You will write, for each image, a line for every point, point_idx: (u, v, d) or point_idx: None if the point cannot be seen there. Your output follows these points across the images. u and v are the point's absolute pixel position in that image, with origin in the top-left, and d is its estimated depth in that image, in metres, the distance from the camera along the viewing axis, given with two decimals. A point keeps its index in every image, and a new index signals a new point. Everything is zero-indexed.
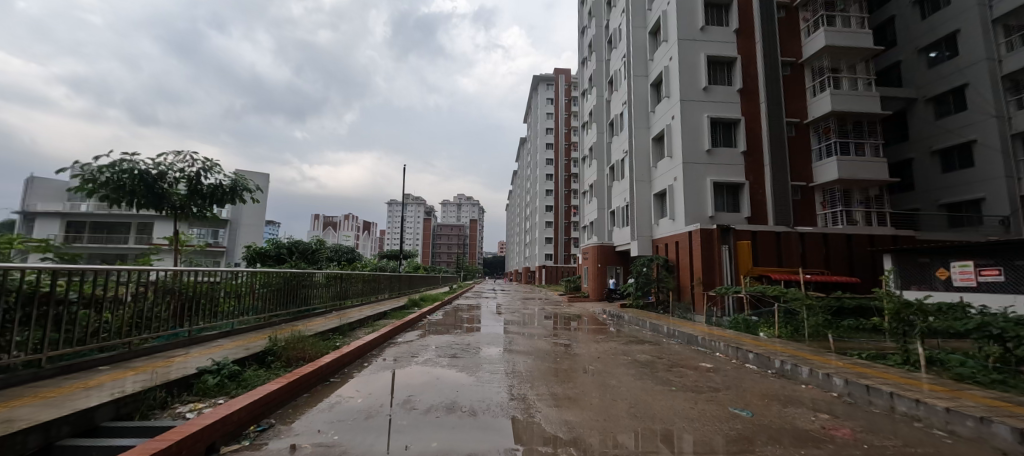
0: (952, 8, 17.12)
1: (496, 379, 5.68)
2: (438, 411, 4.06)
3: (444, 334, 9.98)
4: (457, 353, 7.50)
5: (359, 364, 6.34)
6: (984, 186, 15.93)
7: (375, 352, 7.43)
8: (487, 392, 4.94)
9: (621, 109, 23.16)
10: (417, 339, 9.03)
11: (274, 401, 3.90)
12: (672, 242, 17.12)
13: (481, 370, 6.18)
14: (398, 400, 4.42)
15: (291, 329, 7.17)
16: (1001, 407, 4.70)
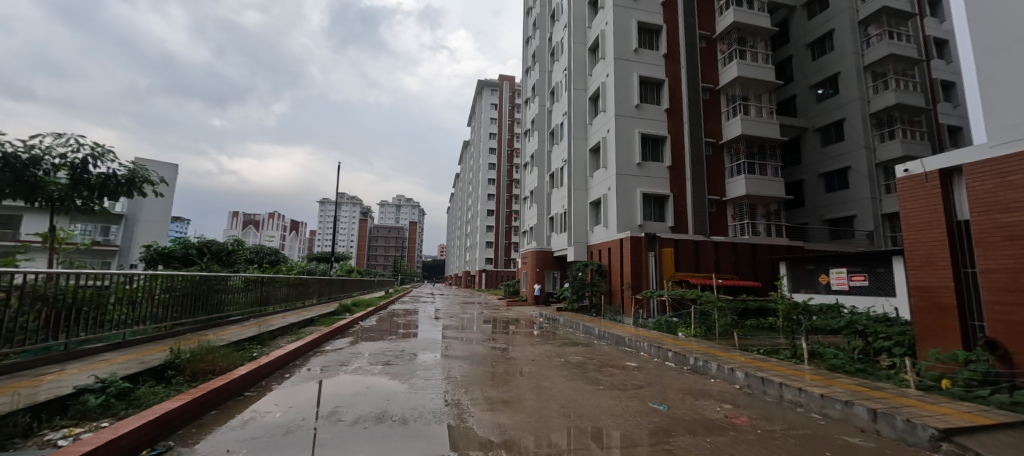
0: (834, 53, 20.10)
1: (431, 385, 5.65)
2: (366, 422, 3.98)
3: (378, 341, 9.67)
4: (391, 360, 7.34)
5: (280, 375, 5.95)
6: (855, 205, 18.87)
7: (299, 361, 7.03)
8: (421, 399, 4.91)
9: (561, 120, 24.07)
10: (347, 347, 8.63)
11: (175, 420, 3.57)
12: (604, 249, 18.06)
13: (415, 377, 6.10)
14: (324, 412, 4.25)
15: (198, 340, 6.52)
16: (861, 391, 5.63)
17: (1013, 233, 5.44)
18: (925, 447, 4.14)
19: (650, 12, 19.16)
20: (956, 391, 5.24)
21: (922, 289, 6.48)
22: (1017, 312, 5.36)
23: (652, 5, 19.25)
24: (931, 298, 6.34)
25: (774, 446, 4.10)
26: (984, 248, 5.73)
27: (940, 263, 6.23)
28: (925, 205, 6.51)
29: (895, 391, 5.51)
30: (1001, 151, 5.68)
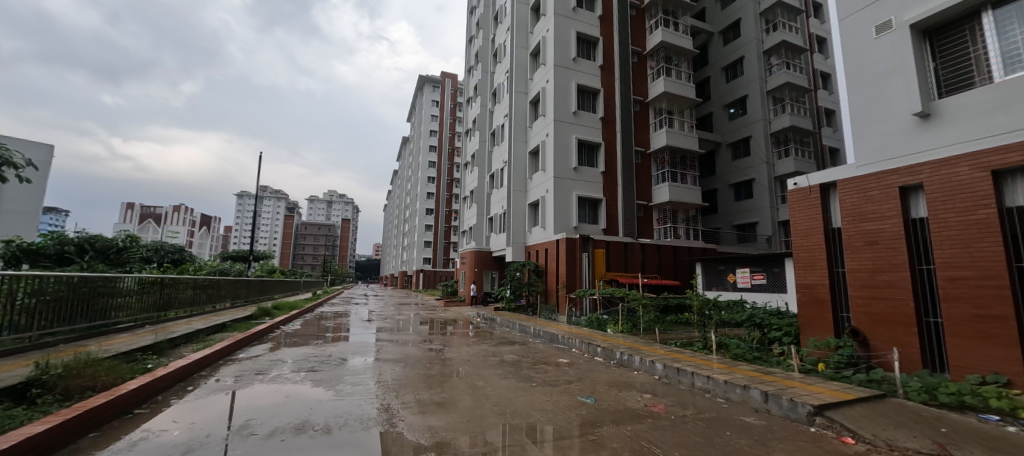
0: (744, 77, 22.54)
1: (359, 390, 5.48)
2: (284, 434, 3.78)
3: (302, 346, 9.10)
4: (316, 367, 6.97)
5: (180, 389, 5.38)
6: (758, 213, 21.30)
7: (205, 372, 6.38)
8: (349, 406, 4.75)
9: (503, 122, 24.31)
10: (266, 354, 8.01)
11: (40, 447, 3.12)
12: (541, 249, 18.56)
13: (342, 383, 5.87)
14: (235, 426, 3.96)
15: (74, 351, 5.68)
16: (756, 376, 6.43)
17: (872, 239, 6.54)
18: (804, 422, 4.85)
19: (589, 24, 20.09)
20: (829, 372, 6.19)
21: (805, 286, 7.53)
22: (873, 304, 6.47)
23: (591, 18, 20.20)
24: (812, 293, 7.40)
25: (684, 430, 4.55)
26: (851, 251, 6.82)
27: (819, 263, 7.30)
28: (808, 214, 7.57)
29: (782, 375, 6.37)
30: (864, 171, 6.80)
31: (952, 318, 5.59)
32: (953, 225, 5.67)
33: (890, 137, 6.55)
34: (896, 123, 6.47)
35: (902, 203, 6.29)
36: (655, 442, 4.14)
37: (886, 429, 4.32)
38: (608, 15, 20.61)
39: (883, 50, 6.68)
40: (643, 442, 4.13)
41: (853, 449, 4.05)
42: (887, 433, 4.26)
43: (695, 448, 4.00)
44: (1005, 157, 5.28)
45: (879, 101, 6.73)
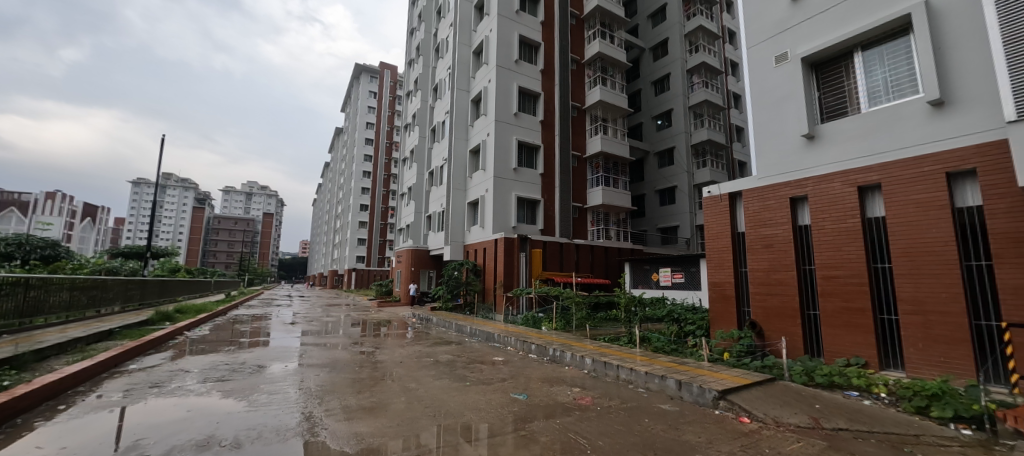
0: (670, 92, 24.42)
1: (277, 399, 5.14)
2: (185, 452, 3.45)
3: (210, 354, 8.28)
4: (226, 376, 6.40)
5: (48, 409, 4.65)
6: (679, 217, 23.17)
7: (83, 388, 5.57)
8: (265, 416, 4.45)
9: (443, 118, 23.97)
10: (164, 365, 7.18)
11: None
12: (480, 248, 18.60)
13: (258, 392, 5.46)
14: (122, 448, 3.53)
15: None
16: (672, 366, 7.04)
17: (768, 243, 7.48)
18: (711, 406, 5.41)
19: (531, 28, 20.51)
20: (732, 360, 6.99)
21: (714, 284, 8.37)
22: (767, 299, 7.40)
23: (533, 22, 20.63)
24: (720, 290, 8.25)
25: (607, 420, 4.87)
26: (751, 253, 7.73)
27: (726, 263, 8.17)
28: (718, 219, 8.43)
29: (694, 364, 7.05)
30: (765, 182, 7.72)
31: (827, 311, 6.58)
32: (830, 231, 6.68)
33: (785, 154, 7.49)
34: (790, 142, 7.43)
35: (792, 211, 7.27)
36: (581, 433, 4.39)
37: (775, 409, 4.97)
38: (550, 21, 21.21)
39: (782, 77, 7.62)
40: (570, 433, 4.36)
41: (748, 427, 4.62)
42: (775, 412, 4.91)
43: (617, 436, 4.31)
44: (868, 175, 6.36)
45: (777, 122, 7.66)
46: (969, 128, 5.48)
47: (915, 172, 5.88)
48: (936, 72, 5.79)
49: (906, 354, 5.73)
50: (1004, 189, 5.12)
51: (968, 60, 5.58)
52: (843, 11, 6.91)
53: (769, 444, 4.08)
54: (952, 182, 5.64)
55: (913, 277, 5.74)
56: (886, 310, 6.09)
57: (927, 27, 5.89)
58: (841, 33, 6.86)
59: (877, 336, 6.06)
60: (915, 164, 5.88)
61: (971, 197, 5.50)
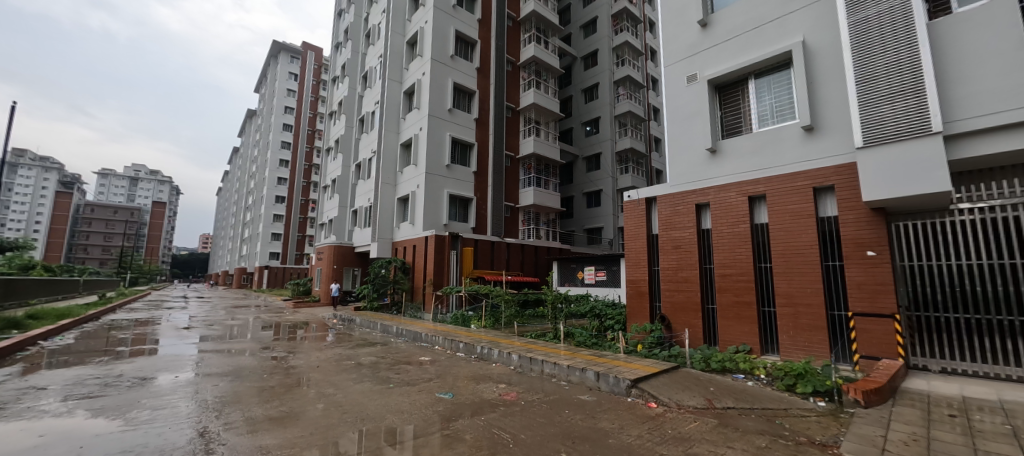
0: (598, 101, 25.80)
1: (163, 415, 4.56)
2: None
3: (75, 367, 7.03)
4: (97, 392, 5.51)
5: None
6: (604, 219, 24.56)
7: None
8: (146, 436, 3.92)
9: (373, 109, 22.84)
10: (8, 383, 5.96)
11: None
12: (409, 246, 18.05)
13: (139, 409, 4.79)
14: None
15: None
16: (592, 359, 7.46)
17: (676, 244, 8.28)
18: (624, 393, 5.84)
19: (467, 24, 20.35)
20: (644, 351, 7.61)
21: (631, 281, 9.02)
22: (675, 295, 8.17)
23: (470, 19, 20.49)
24: (636, 287, 8.91)
25: (530, 413, 5.05)
26: (663, 253, 8.48)
27: (641, 262, 8.86)
28: (636, 222, 9.10)
29: (611, 356, 7.56)
30: (676, 190, 8.48)
31: (722, 304, 7.46)
32: (726, 234, 7.58)
33: (693, 165, 8.29)
34: (697, 155, 8.24)
35: (697, 216, 8.11)
36: (504, 428, 4.50)
37: (677, 393, 5.53)
38: (486, 20, 21.24)
39: (692, 95, 8.39)
40: (494, 429, 4.45)
41: (655, 411, 5.09)
42: (677, 396, 5.46)
43: (538, 428, 4.49)
44: (756, 187, 7.33)
45: (687, 135, 8.43)
46: (832, 151, 6.53)
47: (792, 185, 6.88)
48: (809, 102, 6.84)
49: (780, 340, 6.72)
50: (853, 203, 6.22)
51: (832, 94, 6.66)
52: (742, 42, 7.82)
53: (672, 425, 4.53)
54: (818, 195, 6.72)
55: (787, 275, 6.75)
56: (766, 303, 7.07)
57: (804, 63, 6.92)
58: (740, 60, 7.77)
59: (759, 325, 7.02)
60: (792, 179, 6.88)
61: (830, 208, 6.60)
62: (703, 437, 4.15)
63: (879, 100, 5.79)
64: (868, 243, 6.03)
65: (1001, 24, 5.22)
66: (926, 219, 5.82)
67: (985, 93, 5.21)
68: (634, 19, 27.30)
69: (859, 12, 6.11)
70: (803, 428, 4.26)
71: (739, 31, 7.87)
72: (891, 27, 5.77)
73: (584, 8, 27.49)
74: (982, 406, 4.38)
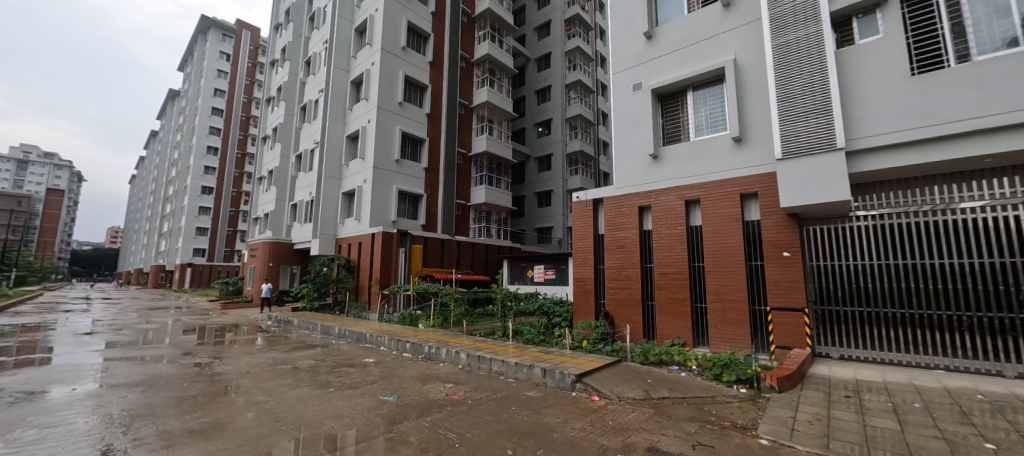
0: (550, 102, 26.30)
1: (57, 434, 4.01)
2: None
3: None
4: None
5: None
6: (554, 219, 25.09)
7: None
8: None
9: (316, 98, 21.58)
10: None
11: None
12: (354, 243, 17.30)
13: (25, 428, 4.18)
14: None
15: None
16: (540, 356, 7.59)
17: (620, 244, 8.66)
18: (570, 388, 6.01)
19: (420, 16, 19.83)
20: (589, 347, 7.88)
21: (577, 280, 9.29)
22: (618, 292, 8.54)
23: (423, 11, 19.99)
24: (582, 285, 9.18)
25: (477, 412, 5.04)
26: (608, 252, 8.84)
27: (588, 261, 9.16)
28: (583, 222, 9.39)
29: (558, 352, 7.74)
30: (621, 192, 8.85)
31: (660, 301, 7.92)
32: (665, 235, 8.04)
33: (637, 169, 8.70)
34: (641, 160, 8.65)
35: (640, 217, 8.52)
36: (451, 427, 4.47)
37: (618, 385, 5.79)
38: (440, 13, 20.84)
39: (637, 103, 8.79)
40: (440, 430, 4.39)
41: (597, 404, 5.29)
42: (618, 388, 5.72)
43: (485, 426, 4.51)
44: (692, 191, 7.85)
45: (632, 141, 8.82)
46: (757, 161, 7.14)
47: (723, 190, 7.44)
48: (739, 115, 7.42)
49: (710, 333, 7.27)
50: (774, 208, 6.85)
51: (759, 109, 7.28)
52: (683, 55, 8.32)
53: (612, 416, 4.73)
54: (744, 201, 7.33)
55: (717, 273, 7.30)
56: (699, 299, 7.60)
57: (735, 79, 7.50)
58: (681, 73, 8.26)
59: (692, 320, 7.54)
60: (724, 185, 7.44)
61: (754, 213, 7.22)
62: (640, 426, 4.38)
63: (797, 117, 6.41)
64: (785, 245, 6.68)
65: (894, 56, 5.97)
66: (833, 224, 6.56)
67: (880, 115, 5.94)
68: (585, 26, 28.14)
69: (781, 36, 6.73)
70: (727, 413, 4.63)
71: (681, 45, 8.36)
72: (807, 52, 6.42)
73: (538, 11, 27.87)
74: (871, 387, 5.02)
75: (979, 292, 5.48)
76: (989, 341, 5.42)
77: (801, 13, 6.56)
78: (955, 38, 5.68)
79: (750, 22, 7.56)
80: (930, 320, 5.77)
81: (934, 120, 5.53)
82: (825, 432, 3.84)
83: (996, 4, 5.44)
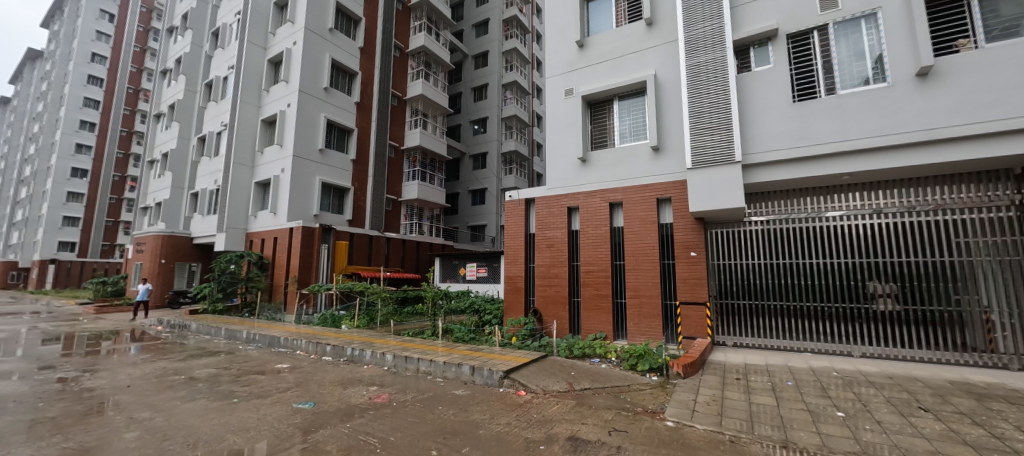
0: (486, 101, 26.32)
1: None
2: None
3: None
4: None
5: None
6: (487, 217, 25.18)
7: None
8: None
9: (226, 75, 19.34)
10: None
11: None
12: (268, 238, 15.82)
13: None
14: None
15: None
16: (468, 354, 7.58)
17: (550, 243, 8.95)
18: (497, 384, 6.07)
19: None
20: (518, 342, 8.03)
21: (508, 278, 9.41)
22: (547, 289, 8.83)
23: None
24: (513, 282, 9.34)
25: (401, 414, 4.89)
26: (538, 251, 9.09)
27: (518, 259, 9.33)
28: (515, 221, 9.54)
29: (488, 349, 7.77)
30: (551, 193, 9.14)
31: (585, 297, 8.33)
32: (591, 235, 8.47)
33: (566, 172, 9.05)
34: (570, 162, 9.00)
35: (568, 217, 8.87)
36: (372, 432, 4.29)
37: (543, 379, 5.98)
38: None
39: (568, 108, 9.14)
40: (360, 436, 4.19)
41: (523, 398, 5.42)
42: (543, 382, 5.91)
43: (410, 428, 4.39)
44: (616, 194, 8.34)
45: (562, 144, 9.15)
46: (672, 170, 7.79)
47: (642, 195, 8.02)
48: (657, 126, 8.03)
49: (628, 327, 7.80)
50: (685, 212, 7.53)
51: (674, 121, 7.94)
52: (611, 66, 8.81)
53: (537, 410, 4.87)
54: (660, 205, 7.96)
55: (636, 271, 7.86)
56: (619, 295, 8.12)
57: (655, 93, 8.10)
58: (608, 83, 8.73)
59: (613, 315, 8.04)
60: (643, 190, 8.02)
61: (668, 216, 7.88)
62: (563, 417, 4.56)
63: (705, 131, 7.12)
64: (692, 246, 7.38)
65: (781, 83, 6.86)
66: (731, 227, 7.41)
67: (769, 135, 6.81)
68: (522, 28, 28.57)
69: (694, 57, 7.40)
70: (640, 399, 5.01)
71: (609, 56, 8.84)
72: (715, 74, 7.15)
73: (476, 8, 27.68)
74: (756, 369, 5.74)
75: (835, 285, 6.55)
76: (842, 327, 6.50)
77: (710, 38, 7.27)
78: (826, 72, 6.66)
79: (668, 40, 8.20)
80: (801, 311, 6.76)
81: (809, 141, 6.47)
82: (719, 411, 4.32)
83: (856, 47, 6.45)
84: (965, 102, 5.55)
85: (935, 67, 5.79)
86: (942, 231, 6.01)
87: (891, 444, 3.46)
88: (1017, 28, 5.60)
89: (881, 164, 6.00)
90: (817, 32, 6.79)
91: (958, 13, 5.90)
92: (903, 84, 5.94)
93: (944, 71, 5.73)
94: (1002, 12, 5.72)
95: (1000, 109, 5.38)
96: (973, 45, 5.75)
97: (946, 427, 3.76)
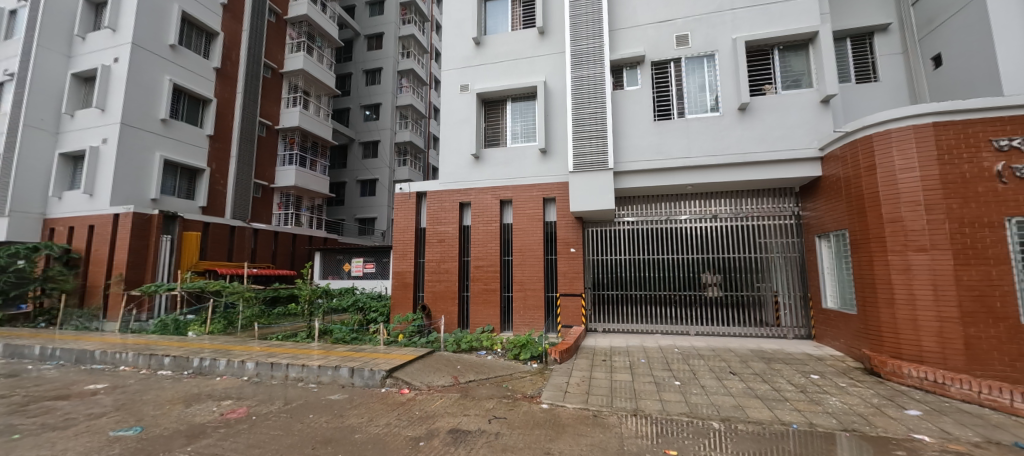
0: (379, 86, 24.78)
1: None
2: None
3: None
4: None
5: None
6: (377, 210, 23.75)
7: None
8: None
9: (16, 9, 14.65)
10: None
11: None
12: (81, 226, 12.51)
13: None
14: None
15: None
16: (347, 355, 7.07)
17: (441, 238, 8.87)
18: (379, 385, 5.79)
19: None
20: (404, 340, 7.75)
21: (396, 274, 9.04)
22: (437, 284, 8.73)
23: None
24: (401, 278, 9.02)
25: (261, 428, 4.35)
26: (428, 246, 8.92)
27: (408, 254, 9.04)
28: (405, 215, 9.22)
29: (370, 349, 7.36)
30: (443, 188, 9.05)
31: (474, 292, 8.47)
32: (481, 231, 8.64)
33: (459, 167, 9.03)
34: (462, 158, 9.01)
35: (459, 213, 8.89)
36: (222, 452, 3.74)
37: (428, 376, 5.91)
38: None
39: (463, 103, 9.15)
40: None
41: (406, 396, 5.29)
42: (427, 378, 5.84)
43: (271, 443, 3.94)
44: (505, 192, 8.64)
45: (456, 140, 9.11)
46: (556, 172, 8.37)
47: (529, 194, 8.46)
48: (545, 130, 8.51)
49: (513, 319, 8.18)
50: (566, 212, 8.17)
51: (560, 127, 8.51)
52: (505, 68, 9.06)
53: (419, 406, 4.81)
54: (545, 204, 8.49)
55: (522, 266, 8.27)
56: (507, 288, 8.44)
57: (544, 99, 8.57)
58: (502, 84, 8.96)
59: (500, 309, 8.33)
60: (530, 190, 8.46)
61: (552, 214, 8.44)
62: (445, 411, 4.57)
63: (584, 139, 7.81)
64: (572, 243, 8.06)
65: (645, 103, 7.89)
66: (605, 226, 8.26)
67: (635, 147, 7.77)
68: (421, 16, 27.62)
69: (578, 71, 8.05)
70: (520, 386, 5.30)
71: (504, 58, 9.08)
72: (594, 88, 7.88)
73: None
74: (618, 351, 6.53)
75: (680, 276, 7.79)
76: (684, 311, 7.78)
77: (592, 55, 7.99)
78: (678, 98, 7.84)
79: (557, 51, 8.75)
80: (655, 298, 7.89)
81: (664, 155, 7.56)
82: (586, 390, 4.81)
83: (700, 80, 7.72)
84: (768, 135, 7.12)
85: (752, 105, 7.27)
86: (753, 234, 7.60)
87: (708, 402, 4.28)
88: (800, 80, 7.33)
89: (714, 178, 7.33)
90: (674, 63, 7.95)
91: (765, 65, 7.51)
92: (730, 115, 7.35)
93: (756, 108, 7.24)
94: (793, 67, 7.40)
95: (789, 142, 7.01)
96: (774, 91, 7.40)
97: (746, 385, 4.79)
